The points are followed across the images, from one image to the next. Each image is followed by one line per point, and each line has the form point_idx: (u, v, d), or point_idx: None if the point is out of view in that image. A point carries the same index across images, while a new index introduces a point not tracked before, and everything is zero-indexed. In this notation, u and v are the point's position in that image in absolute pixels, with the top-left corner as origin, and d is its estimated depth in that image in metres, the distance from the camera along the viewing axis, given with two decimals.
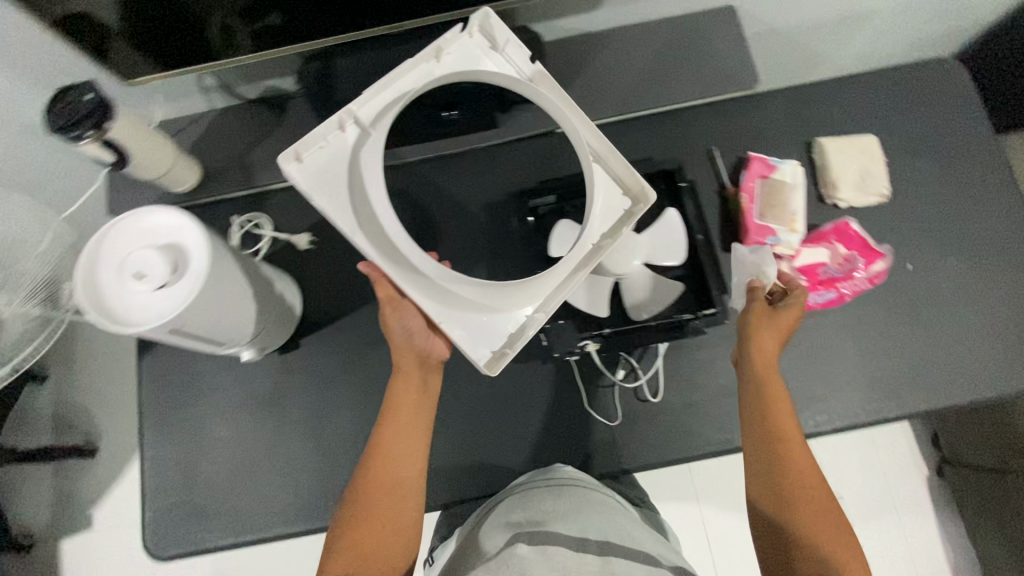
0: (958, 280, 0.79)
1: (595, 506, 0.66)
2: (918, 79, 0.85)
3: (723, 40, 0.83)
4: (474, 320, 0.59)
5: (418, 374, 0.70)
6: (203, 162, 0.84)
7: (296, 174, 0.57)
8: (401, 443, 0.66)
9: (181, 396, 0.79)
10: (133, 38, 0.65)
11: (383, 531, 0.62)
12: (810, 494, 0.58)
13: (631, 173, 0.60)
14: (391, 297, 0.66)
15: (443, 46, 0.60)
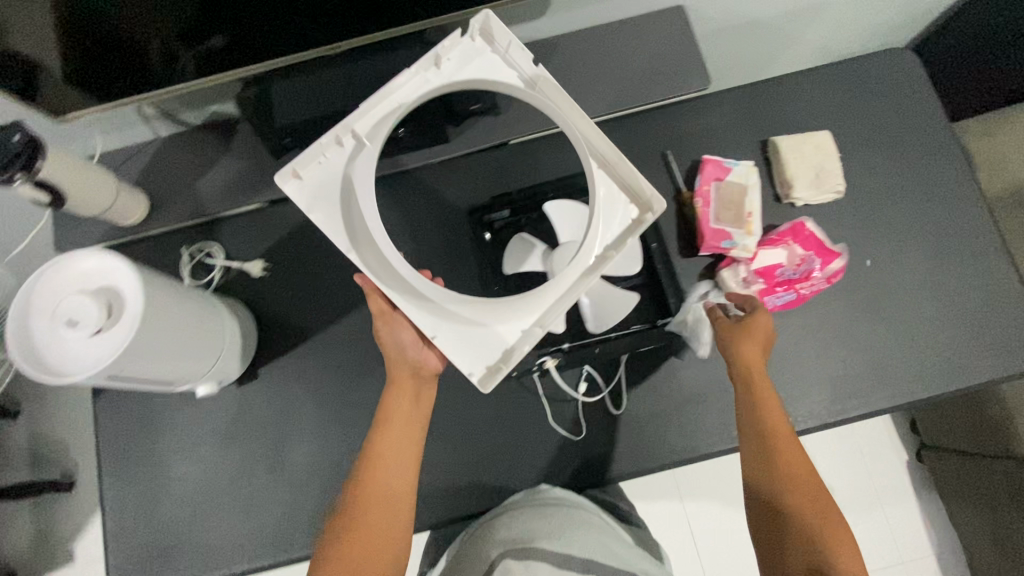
0: (917, 273, 0.78)
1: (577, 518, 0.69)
2: (869, 73, 0.84)
3: (672, 43, 0.82)
4: (470, 335, 0.58)
5: (412, 386, 0.68)
6: (149, 193, 0.82)
7: (293, 190, 0.58)
8: (393, 454, 0.65)
9: (139, 435, 0.78)
10: (68, 68, 0.62)
11: (373, 548, 0.61)
12: (805, 495, 0.59)
13: (636, 178, 0.57)
14: (383, 310, 0.67)
15: (441, 52, 0.59)
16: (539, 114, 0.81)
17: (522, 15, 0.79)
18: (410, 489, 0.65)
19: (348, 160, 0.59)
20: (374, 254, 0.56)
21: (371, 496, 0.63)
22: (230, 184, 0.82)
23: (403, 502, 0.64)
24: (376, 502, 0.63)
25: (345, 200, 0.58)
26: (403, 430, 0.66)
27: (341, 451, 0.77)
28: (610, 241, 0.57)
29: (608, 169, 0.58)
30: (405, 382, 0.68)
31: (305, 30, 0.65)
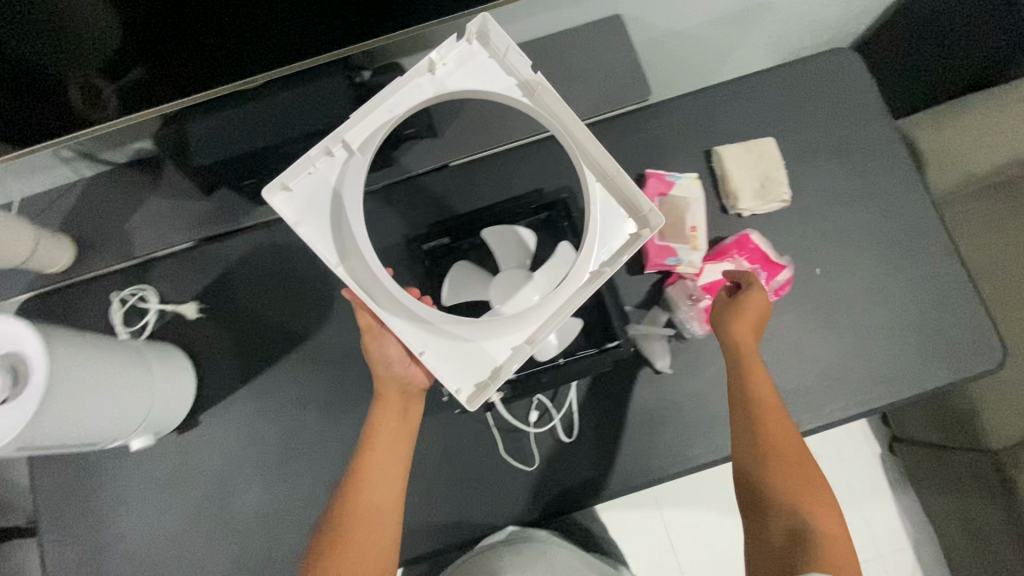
0: (868, 278, 0.77)
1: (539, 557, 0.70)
2: (814, 74, 0.82)
3: (609, 56, 0.80)
4: (459, 352, 0.55)
5: (400, 403, 0.66)
6: (76, 237, 0.79)
7: (281, 204, 0.55)
8: (379, 476, 0.63)
9: (79, 489, 0.75)
10: None
11: (356, 563, 0.59)
12: (790, 464, 0.59)
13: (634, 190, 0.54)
14: (371, 325, 0.64)
15: (437, 59, 0.56)
16: (476, 136, 0.78)
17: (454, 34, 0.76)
18: (396, 511, 0.63)
19: (338, 173, 0.56)
20: (364, 269, 0.54)
21: (358, 520, 0.61)
22: (161, 223, 0.79)
23: (390, 523, 0.62)
24: (363, 525, 0.61)
25: (335, 215, 0.55)
26: (391, 449, 0.64)
27: (289, 496, 0.75)
28: (606, 256, 0.54)
29: (607, 182, 0.55)
30: (393, 399, 0.65)
31: (229, 60, 0.61)
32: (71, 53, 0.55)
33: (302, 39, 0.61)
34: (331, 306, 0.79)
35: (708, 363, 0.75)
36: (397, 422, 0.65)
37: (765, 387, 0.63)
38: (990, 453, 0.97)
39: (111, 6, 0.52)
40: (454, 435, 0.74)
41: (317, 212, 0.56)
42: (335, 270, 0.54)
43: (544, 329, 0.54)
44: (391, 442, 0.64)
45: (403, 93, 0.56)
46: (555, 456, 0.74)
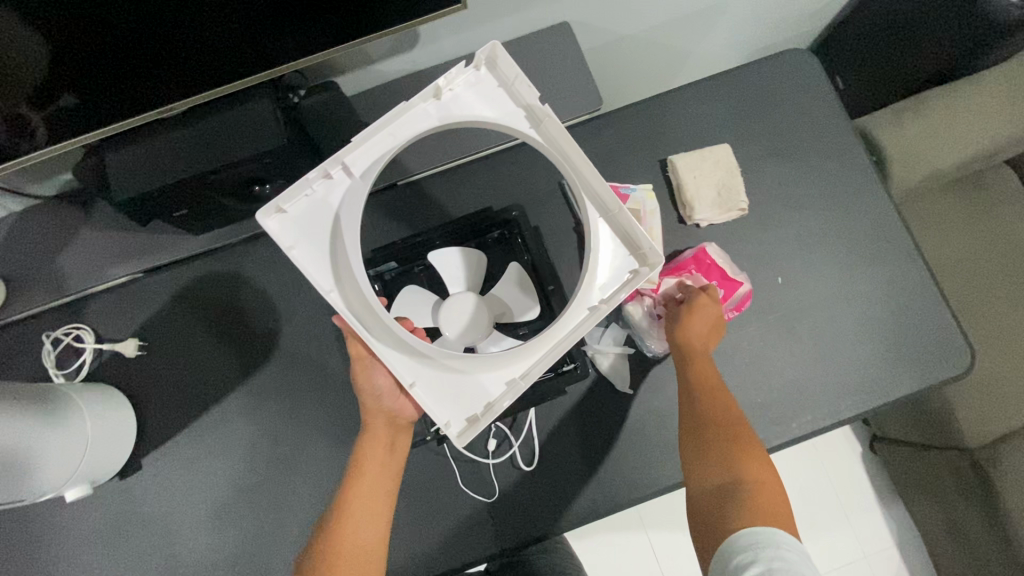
0: (831, 283, 0.75)
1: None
2: (770, 75, 0.80)
3: (558, 66, 0.78)
4: (453, 386, 0.52)
5: (388, 435, 0.64)
6: (5, 276, 0.75)
7: (276, 226, 0.52)
8: (363, 512, 0.60)
9: (11, 544, 0.70)
10: None
11: None
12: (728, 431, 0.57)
13: (635, 227, 0.51)
14: (361, 356, 0.62)
15: (445, 84, 0.53)
16: (423, 154, 0.75)
17: (392, 50, 0.73)
18: (382, 550, 0.59)
19: (336, 198, 0.53)
20: (358, 298, 0.51)
21: (341, 559, 0.57)
22: (95, 256, 0.75)
23: (376, 561, 0.58)
24: (346, 564, 0.56)
25: (331, 243, 0.52)
26: (379, 480, 0.61)
27: (239, 539, 0.71)
28: (606, 292, 0.52)
29: (610, 216, 0.52)
30: (380, 433, 0.63)
31: (162, 83, 0.57)
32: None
33: (237, 61, 0.58)
34: (278, 336, 0.75)
35: (670, 381, 0.72)
36: (385, 454, 0.63)
37: (709, 365, 0.64)
38: (967, 451, 0.96)
39: (31, 25, 0.48)
40: (409, 467, 0.71)
41: (312, 237, 0.53)
42: (328, 296, 0.52)
43: (538, 366, 0.52)
44: (377, 473, 0.62)
45: (407, 117, 0.53)
46: (516, 486, 0.71)
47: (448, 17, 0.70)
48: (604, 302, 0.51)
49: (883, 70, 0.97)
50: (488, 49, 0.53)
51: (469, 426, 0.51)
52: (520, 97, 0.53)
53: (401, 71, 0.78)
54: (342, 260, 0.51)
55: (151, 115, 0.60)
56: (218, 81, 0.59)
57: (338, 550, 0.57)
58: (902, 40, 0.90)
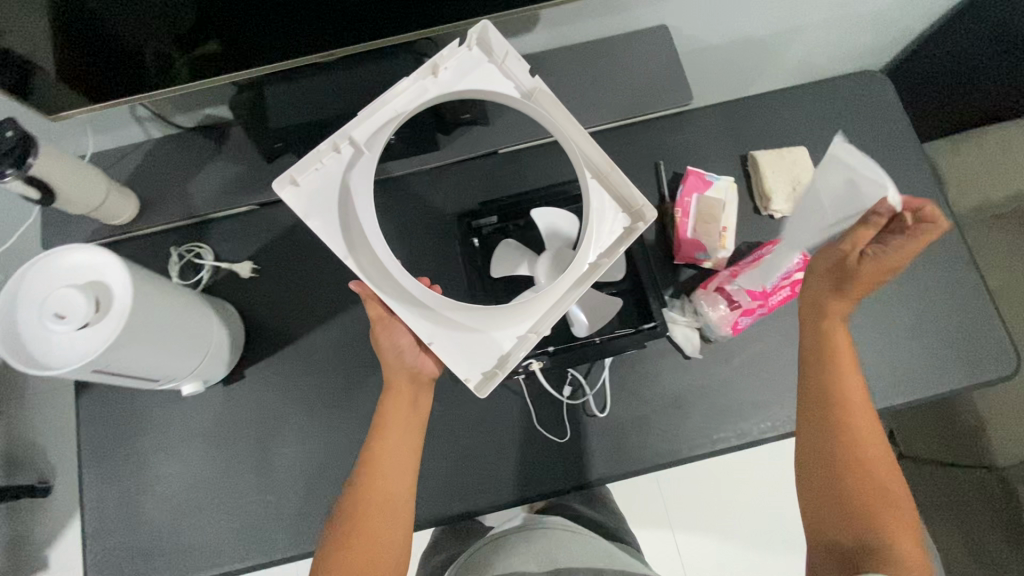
0: (891, 282, 0.81)
1: (564, 551, 0.70)
2: (846, 91, 0.88)
3: (657, 58, 0.85)
4: (464, 342, 0.61)
5: (409, 392, 0.69)
6: (140, 194, 0.83)
7: (290, 195, 0.60)
8: (392, 461, 0.66)
9: (118, 432, 0.77)
10: (66, 69, 0.65)
11: (369, 558, 0.60)
12: (858, 463, 0.58)
13: (628, 186, 0.60)
14: (381, 316, 0.68)
15: (440, 62, 0.62)
16: (528, 126, 0.83)
17: (513, 30, 0.82)
18: (409, 501, 0.65)
19: (345, 167, 0.61)
20: (371, 261, 0.59)
21: (372, 507, 0.63)
22: (222, 184, 0.83)
23: (402, 511, 0.64)
24: (375, 512, 0.63)
25: (341, 209, 0.60)
26: (404, 436, 0.67)
27: (326, 454, 0.77)
28: (602, 250, 0.60)
29: (601, 177, 0.61)
30: (404, 387, 0.69)
31: (291, 40, 0.68)
32: (145, 24, 0.62)
33: (360, 29, 0.68)
34: None
35: (736, 352, 0.78)
36: (407, 409, 0.68)
37: (853, 382, 0.62)
38: (996, 470, 1.01)
39: None
40: (491, 403, 0.78)
41: (323, 206, 0.61)
42: (345, 261, 0.59)
43: (548, 317, 0.60)
44: (403, 426, 0.67)
45: (409, 95, 0.63)
46: (586, 430, 0.77)
47: (567, 6, 0.79)
48: (605, 256, 0.59)
49: (945, 101, 1.04)
50: (478, 31, 0.62)
51: (489, 376, 0.60)
52: (513, 76, 0.63)
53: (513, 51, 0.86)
54: (354, 229, 0.59)
55: (272, 66, 0.71)
56: (342, 43, 0.70)
57: (370, 498, 0.63)
58: (967, 75, 0.97)
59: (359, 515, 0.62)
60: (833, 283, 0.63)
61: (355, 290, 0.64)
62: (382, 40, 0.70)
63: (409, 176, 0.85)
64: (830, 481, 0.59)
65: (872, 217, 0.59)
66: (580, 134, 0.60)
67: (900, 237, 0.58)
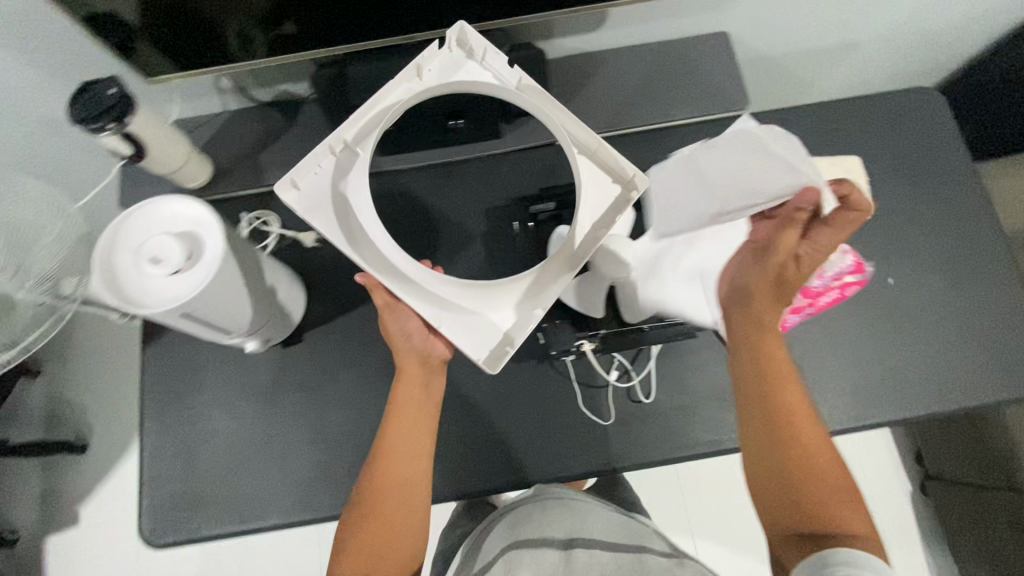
0: (936, 293, 0.83)
1: (557, 511, 0.71)
2: (900, 105, 0.90)
3: (719, 61, 0.87)
4: (469, 325, 0.63)
5: (422, 375, 0.70)
6: (215, 160, 0.87)
7: (292, 198, 0.62)
8: (405, 447, 0.68)
9: (182, 383, 0.81)
10: (155, 39, 0.69)
11: (386, 529, 0.65)
12: (805, 465, 0.60)
13: (616, 160, 0.63)
14: (389, 303, 0.65)
15: (425, 63, 0.65)
16: (590, 119, 0.86)
17: (580, 27, 0.85)
18: (426, 479, 0.68)
19: (344, 167, 0.63)
20: (373, 252, 0.61)
21: (390, 487, 0.66)
22: (293, 156, 0.87)
23: (418, 490, 0.67)
24: (395, 492, 0.66)
25: (342, 206, 0.62)
26: (417, 421, 0.68)
27: (376, 420, 0.79)
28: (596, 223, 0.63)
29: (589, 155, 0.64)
30: (416, 371, 0.69)
31: (363, 25, 0.72)
32: (239, 4, 0.66)
33: (429, 18, 0.73)
34: (438, 249, 0.86)
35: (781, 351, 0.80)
36: (421, 393, 0.69)
37: (789, 389, 0.63)
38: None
39: None
40: (537, 382, 0.80)
41: (324, 204, 0.63)
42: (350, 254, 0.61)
43: (547, 294, 0.63)
44: (416, 410, 0.69)
45: (400, 94, 0.66)
46: (631, 415, 0.78)
47: (636, 5, 0.82)
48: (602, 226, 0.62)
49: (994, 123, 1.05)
50: (457, 31, 0.65)
51: (505, 357, 0.61)
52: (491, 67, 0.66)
53: (578, 48, 0.90)
54: (355, 219, 0.61)
55: (342, 47, 0.75)
56: (414, 28, 0.74)
57: (387, 479, 0.66)
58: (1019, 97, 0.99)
59: (379, 500, 0.66)
60: (775, 290, 0.64)
61: (361, 282, 0.63)
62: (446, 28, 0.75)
63: (471, 161, 0.89)
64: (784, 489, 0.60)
65: (796, 214, 0.57)
66: (567, 115, 0.63)
67: (825, 228, 0.60)
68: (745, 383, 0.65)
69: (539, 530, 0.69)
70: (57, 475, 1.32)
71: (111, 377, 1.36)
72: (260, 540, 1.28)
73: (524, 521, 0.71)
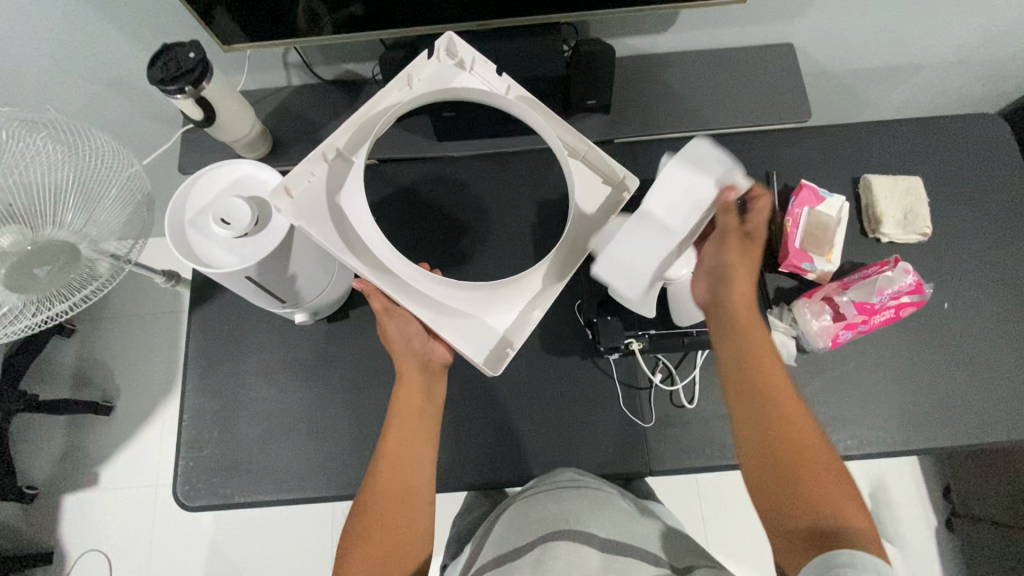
0: (993, 321, 0.81)
1: (575, 503, 0.62)
2: (964, 129, 0.89)
3: (783, 72, 0.87)
4: (467, 327, 0.62)
5: (422, 379, 0.69)
6: (274, 133, 0.88)
7: (286, 208, 0.58)
8: (410, 451, 0.66)
9: (226, 350, 0.82)
10: (232, 10, 0.69)
11: (391, 536, 0.61)
12: (798, 446, 0.55)
13: (606, 160, 0.63)
14: (387, 306, 0.66)
15: (414, 73, 0.64)
16: (649, 120, 0.86)
17: (647, 28, 0.85)
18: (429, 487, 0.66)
19: (337, 176, 0.60)
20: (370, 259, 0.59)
21: (392, 493, 0.63)
22: None
23: (422, 498, 0.64)
24: (402, 497, 0.63)
25: (338, 212, 0.59)
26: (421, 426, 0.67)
27: None
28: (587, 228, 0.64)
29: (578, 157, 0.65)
30: (416, 375, 0.68)
31: (432, 10, 0.72)
32: None
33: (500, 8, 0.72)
34: (486, 236, 0.85)
35: (827, 368, 0.79)
36: (421, 399, 0.68)
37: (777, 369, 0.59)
38: None
39: None
40: (579, 378, 0.79)
41: (320, 212, 0.59)
42: (345, 259, 0.57)
43: (546, 294, 0.63)
44: (413, 415, 0.67)
45: (389, 104, 0.63)
46: (672, 419, 0.78)
47: (706, 10, 0.82)
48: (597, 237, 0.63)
49: None
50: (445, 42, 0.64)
51: (506, 355, 0.62)
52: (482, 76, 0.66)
53: (641, 49, 0.90)
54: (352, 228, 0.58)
55: (406, 31, 0.75)
56: (484, 17, 0.74)
57: (389, 483, 0.64)
58: None
59: (377, 507, 0.62)
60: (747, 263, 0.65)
61: (359, 288, 0.64)
62: (515, 19, 0.74)
63: (526, 152, 0.89)
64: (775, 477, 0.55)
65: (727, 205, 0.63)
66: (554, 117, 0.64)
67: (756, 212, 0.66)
68: (731, 372, 0.61)
69: (554, 521, 0.60)
70: (78, 435, 1.33)
71: (140, 342, 1.38)
72: (273, 516, 1.28)
73: (538, 510, 0.63)
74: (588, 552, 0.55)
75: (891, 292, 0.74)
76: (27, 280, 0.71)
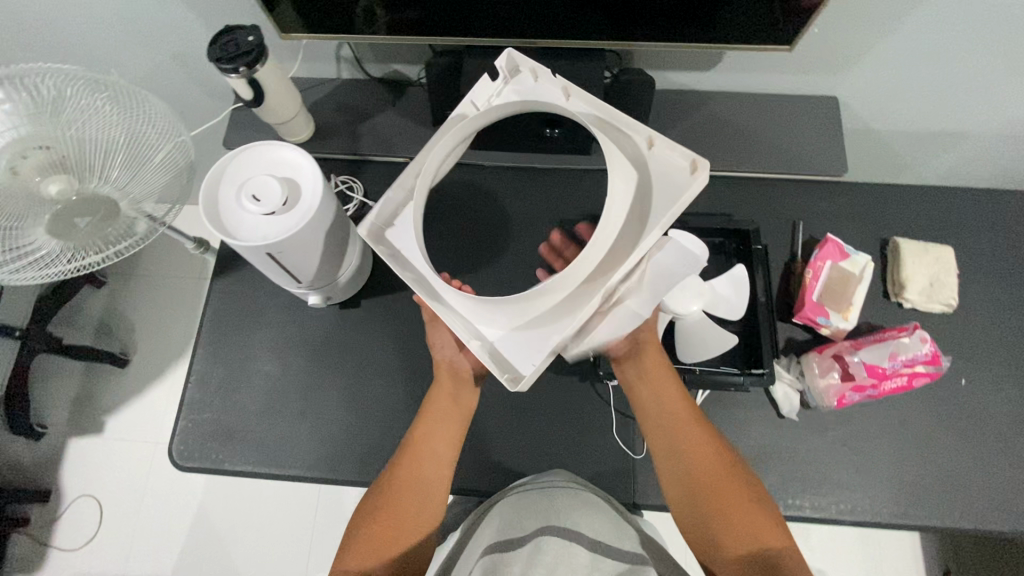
0: (1012, 404, 0.78)
1: (565, 501, 0.63)
2: (1006, 205, 0.86)
3: (824, 123, 0.86)
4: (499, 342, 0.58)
5: (450, 385, 0.70)
6: (317, 121, 0.92)
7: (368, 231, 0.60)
8: (429, 445, 0.67)
9: (240, 320, 0.85)
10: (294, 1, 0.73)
11: (402, 520, 0.63)
12: (716, 479, 0.61)
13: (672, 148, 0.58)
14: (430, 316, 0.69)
15: (478, 99, 0.64)
16: None
17: (693, 64, 0.86)
18: (444, 483, 0.66)
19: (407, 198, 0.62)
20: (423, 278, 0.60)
21: (405, 480, 0.65)
22: (389, 132, 0.91)
23: (431, 487, 0.65)
24: (412, 489, 0.64)
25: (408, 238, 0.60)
26: (444, 425, 0.68)
27: (410, 398, 0.79)
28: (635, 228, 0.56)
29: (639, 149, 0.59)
30: (446, 382, 0.70)
31: (482, 22, 0.74)
32: None
33: (548, 28, 0.74)
34: (506, 246, 0.87)
35: (831, 427, 0.77)
36: (450, 403, 0.69)
37: (694, 424, 0.65)
38: None
39: None
40: (575, 400, 0.79)
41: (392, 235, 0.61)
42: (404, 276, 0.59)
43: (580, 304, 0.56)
44: (440, 421, 0.68)
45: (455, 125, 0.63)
46: None
47: (753, 54, 0.82)
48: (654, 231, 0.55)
49: None
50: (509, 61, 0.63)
51: (530, 370, 0.57)
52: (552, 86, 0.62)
53: (685, 84, 0.90)
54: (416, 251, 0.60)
55: (455, 39, 0.77)
56: (530, 36, 0.75)
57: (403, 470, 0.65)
58: None
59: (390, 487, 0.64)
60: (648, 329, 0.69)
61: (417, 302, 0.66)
62: (560, 41, 0.76)
63: (554, 171, 0.90)
64: (710, 526, 0.59)
65: None
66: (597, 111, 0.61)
67: None
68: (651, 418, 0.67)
69: (538, 521, 0.61)
70: (90, 382, 1.37)
71: (163, 302, 1.43)
72: (260, 490, 1.30)
73: (529, 509, 0.64)
74: (576, 554, 0.56)
75: (904, 360, 0.74)
76: (69, 229, 0.75)
